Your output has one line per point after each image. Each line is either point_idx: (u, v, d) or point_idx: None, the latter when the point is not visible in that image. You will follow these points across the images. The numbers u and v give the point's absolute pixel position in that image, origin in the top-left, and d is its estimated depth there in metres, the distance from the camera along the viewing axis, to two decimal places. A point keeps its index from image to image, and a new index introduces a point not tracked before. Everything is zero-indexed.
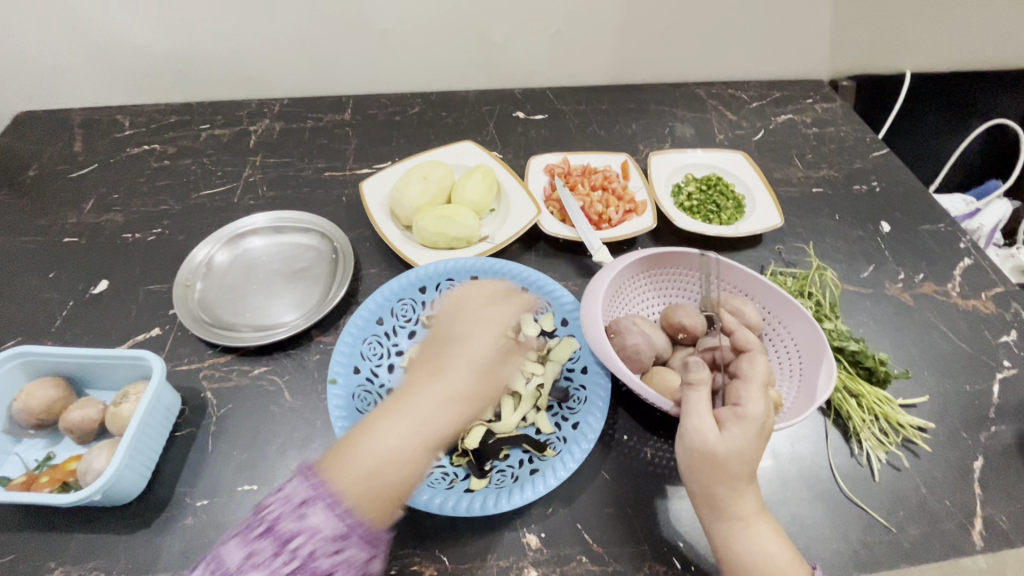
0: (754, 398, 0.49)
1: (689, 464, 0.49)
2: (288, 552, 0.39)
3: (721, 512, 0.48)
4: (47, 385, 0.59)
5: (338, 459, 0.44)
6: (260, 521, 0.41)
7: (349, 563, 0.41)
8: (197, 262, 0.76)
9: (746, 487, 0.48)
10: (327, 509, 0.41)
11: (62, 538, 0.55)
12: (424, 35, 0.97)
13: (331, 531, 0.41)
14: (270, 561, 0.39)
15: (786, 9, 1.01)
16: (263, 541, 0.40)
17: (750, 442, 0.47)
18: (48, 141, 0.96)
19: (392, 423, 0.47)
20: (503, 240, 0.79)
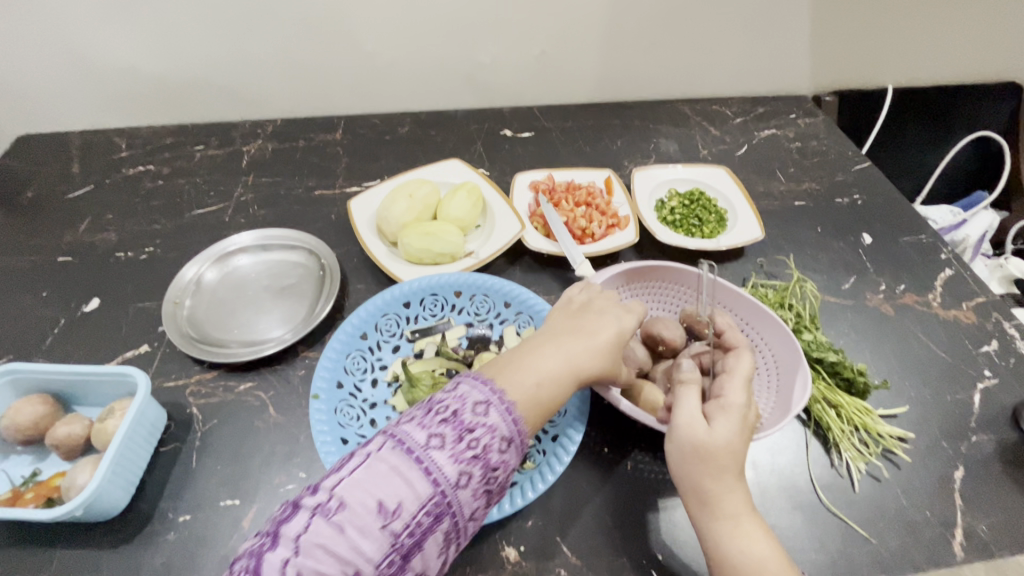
0: (736, 390, 0.51)
1: (679, 460, 0.49)
2: (473, 441, 0.41)
3: (710, 510, 0.48)
4: (35, 402, 0.60)
5: (505, 368, 0.47)
6: (442, 409, 0.42)
7: (506, 467, 0.43)
8: (186, 280, 0.77)
9: (733, 482, 0.48)
10: (503, 412, 0.43)
11: (45, 553, 0.56)
12: (413, 58, 1.00)
13: (505, 433, 0.43)
14: (457, 448, 0.40)
15: (765, 27, 1.04)
16: (446, 427, 0.41)
17: (736, 431, 0.49)
18: (47, 162, 0.99)
19: (562, 359, 0.50)
20: (486, 255, 0.81)
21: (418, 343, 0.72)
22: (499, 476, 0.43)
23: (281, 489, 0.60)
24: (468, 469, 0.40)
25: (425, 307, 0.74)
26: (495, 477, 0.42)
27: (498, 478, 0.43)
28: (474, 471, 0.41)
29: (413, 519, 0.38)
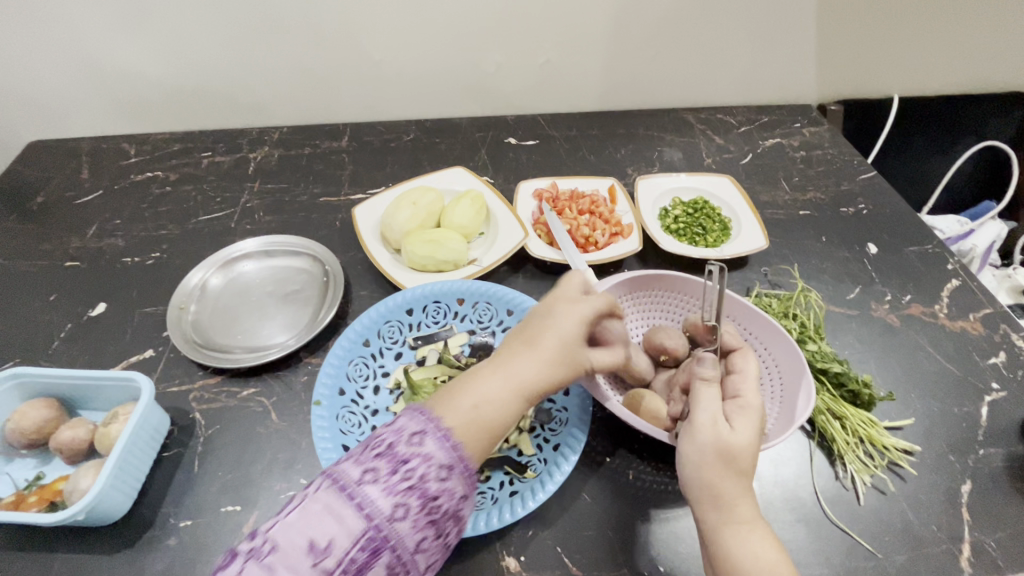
0: (751, 390, 0.53)
1: (699, 462, 0.49)
2: (406, 473, 0.39)
3: (726, 515, 0.47)
4: (40, 405, 0.60)
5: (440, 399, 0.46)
6: (376, 443, 0.40)
7: (452, 494, 0.41)
8: (191, 285, 0.78)
9: (746, 484, 0.48)
10: (439, 440, 0.41)
11: (47, 558, 0.56)
12: (418, 66, 1.01)
13: (444, 460, 0.41)
14: (388, 481, 0.39)
15: (769, 37, 1.04)
16: (379, 460, 0.39)
17: (755, 431, 0.50)
18: (57, 168, 1.00)
19: (514, 391, 0.48)
20: (489, 263, 0.81)
21: (421, 350, 0.72)
22: (443, 505, 0.40)
23: (282, 496, 0.60)
24: (401, 501, 0.38)
25: (428, 314, 0.75)
26: (437, 506, 0.40)
27: (443, 508, 0.40)
28: (409, 502, 0.39)
29: (346, 556, 0.36)
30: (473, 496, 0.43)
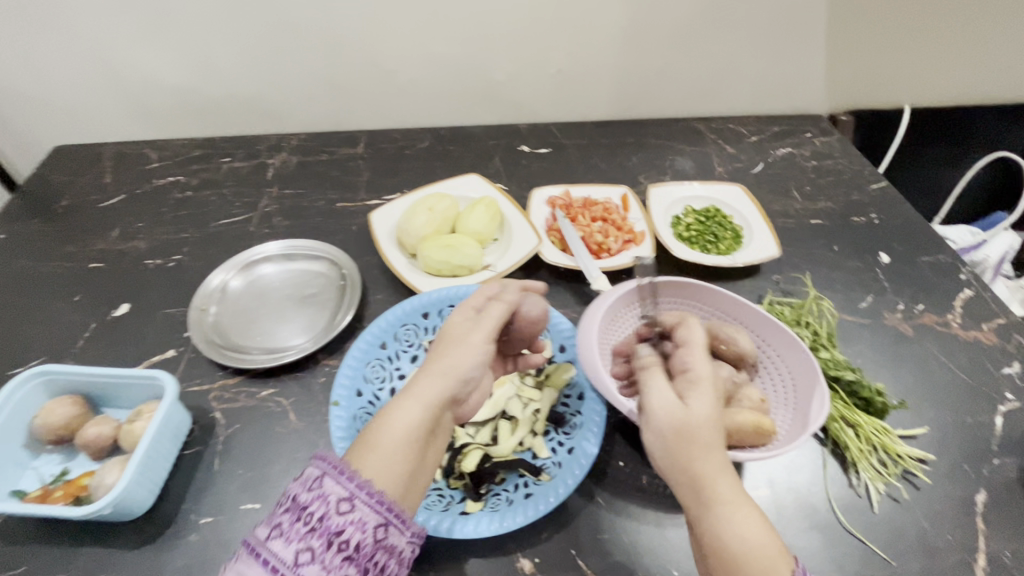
0: (700, 360, 0.49)
1: (665, 448, 0.46)
2: (307, 517, 0.42)
3: (704, 499, 0.44)
4: (67, 402, 0.62)
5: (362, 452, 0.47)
6: (283, 501, 0.44)
7: (360, 525, 0.43)
8: (212, 287, 0.79)
9: (720, 461, 0.45)
10: (338, 478, 0.44)
11: (72, 552, 0.57)
12: (434, 75, 1.03)
13: (343, 494, 0.44)
14: (291, 530, 0.42)
15: (779, 48, 1.05)
16: (284, 515, 0.43)
17: (711, 404, 0.46)
18: (81, 172, 1.02)
19: (416, 408, 0.49)
20: (504, 268, 0.82)
21: None
22: (353, 537, 0.43)
23: None
24: (305, 545, 0.41)
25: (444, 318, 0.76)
26: (346, 540, 0.42)
27: (353, 540, 0.43)
28: (314, 543, 0.41)
29: None
30: (394, 523, 0.45)
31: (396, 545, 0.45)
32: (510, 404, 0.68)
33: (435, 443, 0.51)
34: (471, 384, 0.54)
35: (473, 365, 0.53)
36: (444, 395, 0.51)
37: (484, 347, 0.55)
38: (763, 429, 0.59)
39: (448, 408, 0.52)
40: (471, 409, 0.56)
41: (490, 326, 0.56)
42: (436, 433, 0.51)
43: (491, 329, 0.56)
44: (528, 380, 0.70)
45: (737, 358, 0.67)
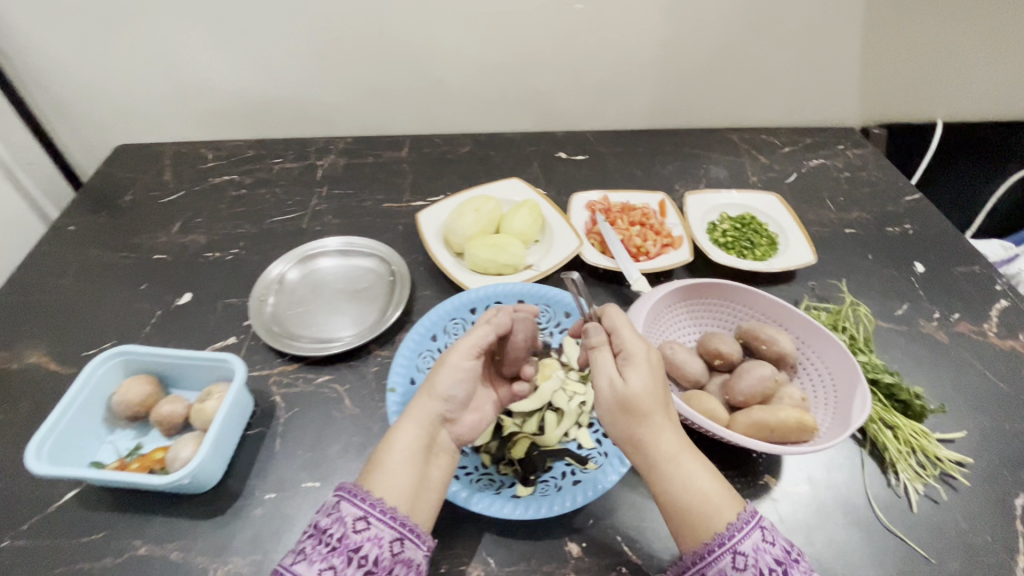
0: (632, 338, 0.54)
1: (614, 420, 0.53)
2: (328, 539, 0.46)
3: (653, 457, 0.51)
4: (143, 381, 0.66)
5: (368, 475, 0.51)
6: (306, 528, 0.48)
7: (377, 540, 0.47)
8: (270, 278, 0.83)
9: (665, 425, 0.51)
10: (353, 501, 0.48)
11: (146, 520, 0.61)
12: (478, 83, 1.07)
13: (360, 515, 0.48)
14: (313, 552, 0.46)
15: (815, 61, 1.08)
16: (307, 541, 0.47)
17: (647, 377, 0.52)
18: (142, 170, 1.08)
19: (412, 429, 0.54)
20: (547, 268, 0.85)
21: None
22: (371, 553, 0.46)
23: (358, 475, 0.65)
24: (327, 563, 0.45)
25: None
26: (365, 556, 0.46)
27: (372, 555, 0.46)
28: (335, 561, 0.45)
29: None
30: (408, 537, 0.49)
31: (413, 558, 0.49)
32: (556, 397, 0.69)
33: (437, 460, 0.55)
34: (457, 402, 0.57)
35: (455, 383, 0.57)
36: (434, 414, 0.56)
37: (466, 365, 0.58)
38: (806, 425, 0.61)
39: (441, 426, 0.57)
40: (468, 428, 0.59)
41: (466, 346, 0.59)
42: (435, 452, 0.55)
43: (470, 347, 0.59)
44: (572, 375, 0.72)
45: (777, 357, 0.69)
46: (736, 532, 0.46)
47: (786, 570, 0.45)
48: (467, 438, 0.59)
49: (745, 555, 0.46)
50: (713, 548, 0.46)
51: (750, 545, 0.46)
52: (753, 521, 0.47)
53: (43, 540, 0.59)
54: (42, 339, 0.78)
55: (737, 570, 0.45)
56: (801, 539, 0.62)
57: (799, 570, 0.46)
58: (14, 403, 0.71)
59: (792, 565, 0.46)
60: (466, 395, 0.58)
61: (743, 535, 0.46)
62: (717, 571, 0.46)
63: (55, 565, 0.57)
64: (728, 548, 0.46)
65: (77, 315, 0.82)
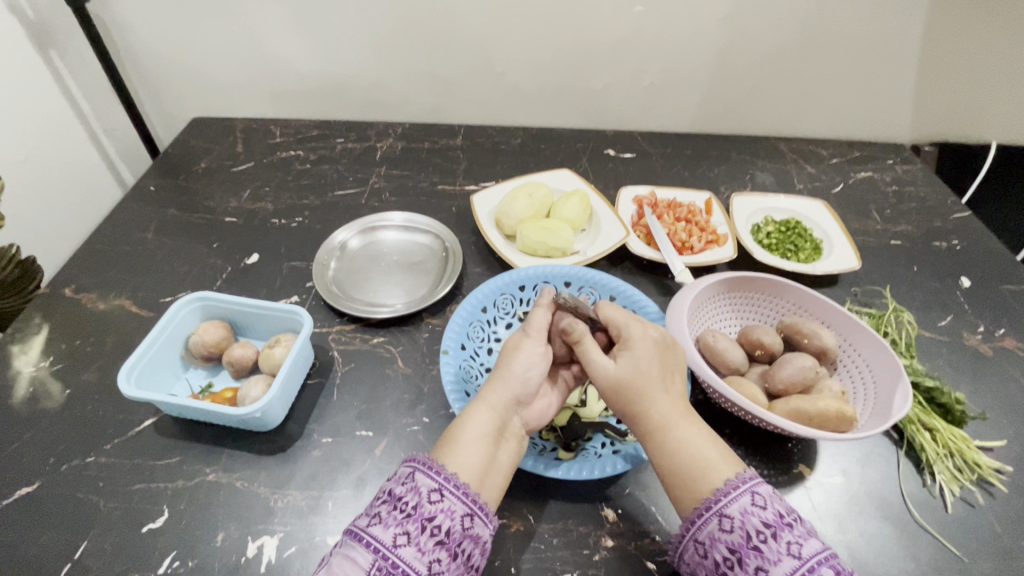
0: (634, 329, 0.60)
1: (613, 401, 0.57)
2: (402, 506, 0.47)
3: (650, 426, 0.55)
4: (219, 325, 0.72)
5: (443, 451, 0.52)
6: (382, 495, 0.49)
7: (449, 512, 0.48)
8: (334, 244, 0.89)
9: (662, 395, 0.56)
10: (428, 473, 0.49)
11: (214, 451, 0.66)
12: (534, 78, 1.12)
13: (434, 487, 0.48)
14: (388, 517, 0.47)
15: (869, 75, 1.09)
16: (383, 506, 0.48)
17: (644, 361, 0.57)
18: (216, 141, 1.15)
19: (485, 412, 0.55)
20: (593, 254, 0.88)
21: None
22: (443, 524, 0.47)
23: (409, 429, 0.69)
24: (402, 529, 0.46)
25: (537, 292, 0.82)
26: (438, 526, 0.47)
27: (444, 526, 0.47)
28: (410, 528, 0.46)
29: None
30: (477, 514, 0.49)
31: (481, 535, 0.49)
32: None
33: (506, 445, 0.55)
34: (532, 386, 0.58)
35: (530, 367, 0.58)
36: (508, 397, 0.56)
37: (538, 350, 0.60)
38: (846, 415, 0.62)
39: (513, 411, 0.57)
40: (537, 414, 0.60)
41: (536, 331, 0.61)
42: (505, 435, 0.55)
43: (540, 331, 0.61)
44: None
45: (819, 351, 0.71)
46: (721, 497, 0.49)
47: (776, 533, 0.46)
48: (534, 425, 0.59)
49: (731, 518, 0.48)
50: (701, 512, 0.49)
51: (736, 508, 0.48)
52: (742, 487, 0.49)
53: (125, 459, 0.65)
54: (124, 285, 0.85)
55: (724, 532, 0.48)
56: (834, 526, 0.63)
57: (793, 534, 0.46)
58: (100, 338, 0.77)
59: (783, 528, 0.47)
60: (539, 380, 0.59)
61: (729, 499, 0.49)
62: (706, 533, 0.49)
63: (134, 481, 0.63)
64: (714, 511, 0.49)
65: (157, 266, 0.88)
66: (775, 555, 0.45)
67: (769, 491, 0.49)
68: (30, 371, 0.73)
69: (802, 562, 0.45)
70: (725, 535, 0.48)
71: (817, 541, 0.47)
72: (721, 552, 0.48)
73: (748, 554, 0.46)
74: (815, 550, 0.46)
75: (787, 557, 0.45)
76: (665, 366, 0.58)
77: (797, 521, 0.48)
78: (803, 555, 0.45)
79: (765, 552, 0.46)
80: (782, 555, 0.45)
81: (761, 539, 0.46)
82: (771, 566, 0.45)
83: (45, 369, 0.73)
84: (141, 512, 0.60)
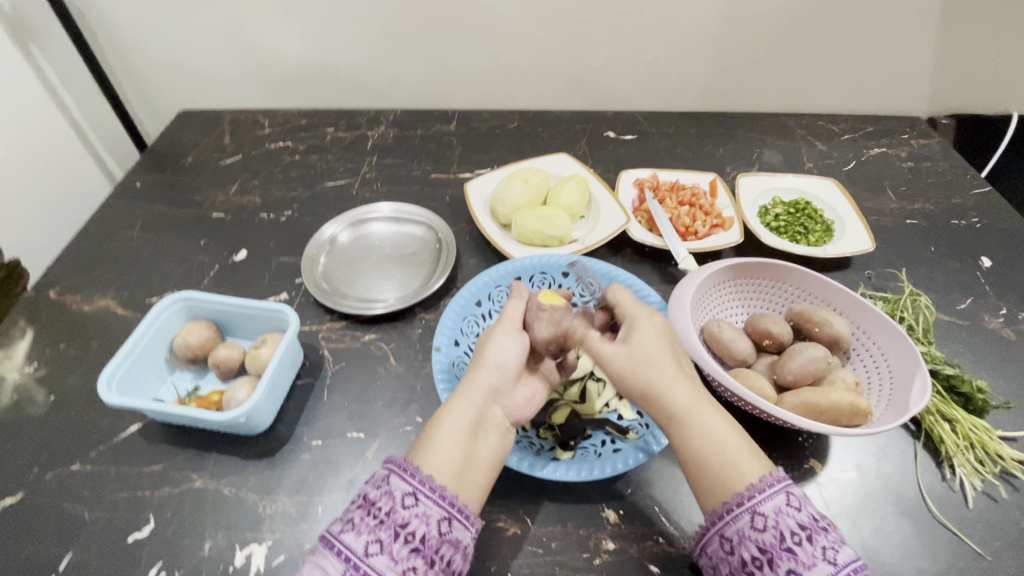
0: (639, 311, 0.58)
1: (629, 384, 0.54)
2: (375, 512, 0.45)
3: (671, 413, 0.52)
4: (203, 327, 0.69)
5: (418, 453, 0.49)
6: (355, 499, 0.46)
7: (425, 517, 0.45)
8: (323, 238, 0.86)
9: (672, 383, 0.52)
10: (402, 476, 0.46)
11: (202, 456, 0.64)
12: (529, 58, 1.07)
13: (409, 491, 0.46)
14: (361, 523, 0.44)
15: (884, 45, 1.03)
16: (356, 511, 0.45)
17: (653, 341, 0.55)
18: (203, 133, 1.11)
19: (462, 405, 0.53)
20: (593, 242, 0.84)
21: None
22: (418, 530, 0.44)
23: (401, 429, 0.66)
24: (374, 536, 0.43)
25: (534, 283, 0.78)
26: (412, 532, 0.44)
27: (419, 533, 0.44)
28: (382, 535, 0.43)
29: None
30: (456, 517, 0.47)
31: (460, 539, 0.47)
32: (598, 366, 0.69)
33: (486, 438, 0.53)
34: (507, 374, 0.56)
35: (505, 352, 0.57)
36: (484, 390, 0.54)
37: (511, 337, 0.58)
38: (859, 409, 0.59)
39: (491, 402, 0.55)
40: (519, 404, 0.57)
41: (509, 319, 0.59)
42: (485, 428, 0.53)
43: (513, 319, 0.59)
44: None
45: (831, 341, 0.67)
46: (755, 494, 0.46)
47: (812, 536, 0.44)
48: (518, 416, 0.57)
49: (764, 516, 0.45)
50: (731, 507, 0.47)
51: (770, 507, 0.45)
52: (778, 485, 0.46)
53: (111, 466, 0.63)
54: (110, 285, 0.83)
55: (755, 531, 0.45)
56: (847, 524, 0.60)
57: (828, 539, 0.44)
58: (86, 341, 0.75)
59: (819, 532, 0.44)
60: (516, 367, 0.57)
61: (763, 497, 0.46)
62: (735, 530, 0.46)
63: (120, 490, 0.61)
64: (746, 508, 0.46)
65: (142, 265, 0.86)
66: (809, 558, 0.43)
67: (804, 493, 0.47)
68: (15, 378, 0.71)
69: (838, 569, 0.42)
70: (757, 534, 0.45)
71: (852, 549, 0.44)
72: (750, 551, 0.45)
73: (781, 556, 0.43)
74: (851, 558, 0.43)
75: (822, 563, 0.42)
76: (671, 350, 0.55)
77: (833, 527, 0.45)
78: (839, 561, 0.42)
79: (799, 555, 0.43)
80: (817, 559, 0.42)
81: (795, 541, 0.44)
82: (806, 570, 0.42)
83: (29, 375, 0.71)
84: (127, 521, 0.59)
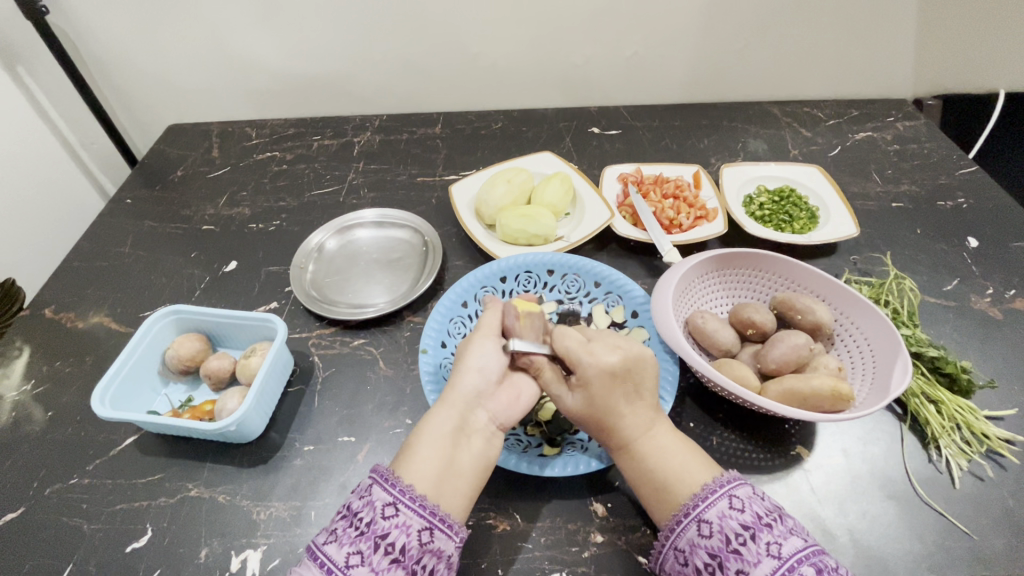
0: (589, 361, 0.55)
1: (581, 420, 0.56)
2: (358, 522, 0.46)
3: (615, 440, 0.55)
4: (193, 338, 0.70)
5: (400, 461, 0.51)
6: (339, 511, 0.48)
7: (405, 527, 0.46)
8: (310, 246, 0.87)
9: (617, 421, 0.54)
10: (384, 486, 0.48)
11: (196, 465, 0.65)
12: (510, 59, 1.08)
13: (390, 501, 0.47)
14: (343, 534, 0.45)
15: (865, 29, 1.03)
16: (339, 522, 0.47)
17: (602, 392, 0.54)
18: (192, 147, 1.13)
19: (444, 412, 0.54)
20: (577, 239, 0.85)
21: None
22: (398, 540, 0.45)
23: (391, 431, 0.67)
24: (355, 547, 0.44)
25: (520, 282, 0.79)
26: (392, 543, 0.45)
27: (399, 543, 0.45)
28: (362, 546, 0.44)
29: None
30: (438, 527, 0.48)
31: (443, 549, 0.47)
32: None
33: (469, 443, 0.54)
34: (490, 378, 0.57)
35: (485, 357, 0.58)
36: (465, 397, 0.56)
37: (490, 342, 0.59)
38: (841, 395, 0.59)
39: (475, 406, 0.56)
40: (506, 407, 0.57)
41: (486, 328, 0.60)
42: (468, 432, 0.54)
43: (489, 327, 0.60)
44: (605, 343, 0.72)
45: (814, 327, 0.67)
46: (698, 502, 0.48)
47: (755, 534, 0.44)
48: (507, 420, 0.57)
49: (709, 523, 0.46)
50: (679, 519, 0.48)
51: (714, 512, 0.47)
52: (719, 490, 0.48)
53: (108, 479, 0.64)
54: (104, 302, 0.84)
55: (703, 537, 0.46)
56: (834, 509, 0.60)
57: (772, 534, 0.44)
58: (81, 357, 0.77)
59: (762, 529, 0.44)
60: (498, 370, 0.58)
61: (706, 504, 0.47)
62: (686, 540, 0.47)
63: (118, 501, 0.62)
64: (693, 517, 0.47)
65: (135, 280, 0.87)
66: (755, 556, 0.43)
67: (748, 492, 0.47)
68: (13, 396, 0.72)
69: (782, 562, 0.42)
70: (704, 540, 0.46)
71: (801, 539, 0.44)
72: (701, 558, 0.46)
73: (729, 558, 0.44)
74: (796, 549, 0.43)
75: (767, 558, 0.43)
76: (626, 392, 0.54)
77: (778, 520, 0.45)
78: (783, 554, 0.43)
79: (745, 554, 0.44)
80: (761, 556, 0.43)
81: (740, 542, 0.44)
82: (751, 568, 0.43)
83: (26, 394, 0.73)
84: (124, 532, 0.60)
